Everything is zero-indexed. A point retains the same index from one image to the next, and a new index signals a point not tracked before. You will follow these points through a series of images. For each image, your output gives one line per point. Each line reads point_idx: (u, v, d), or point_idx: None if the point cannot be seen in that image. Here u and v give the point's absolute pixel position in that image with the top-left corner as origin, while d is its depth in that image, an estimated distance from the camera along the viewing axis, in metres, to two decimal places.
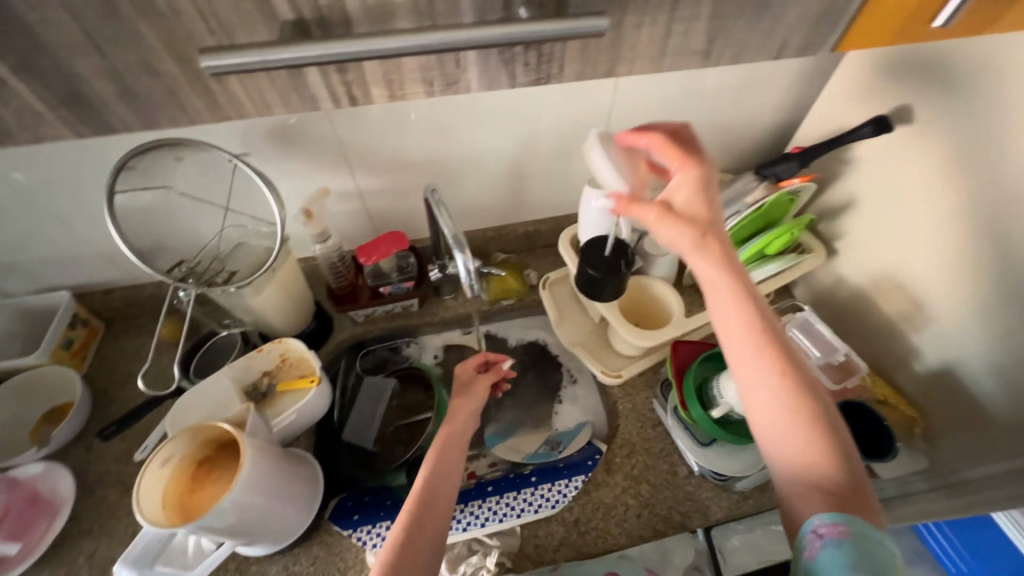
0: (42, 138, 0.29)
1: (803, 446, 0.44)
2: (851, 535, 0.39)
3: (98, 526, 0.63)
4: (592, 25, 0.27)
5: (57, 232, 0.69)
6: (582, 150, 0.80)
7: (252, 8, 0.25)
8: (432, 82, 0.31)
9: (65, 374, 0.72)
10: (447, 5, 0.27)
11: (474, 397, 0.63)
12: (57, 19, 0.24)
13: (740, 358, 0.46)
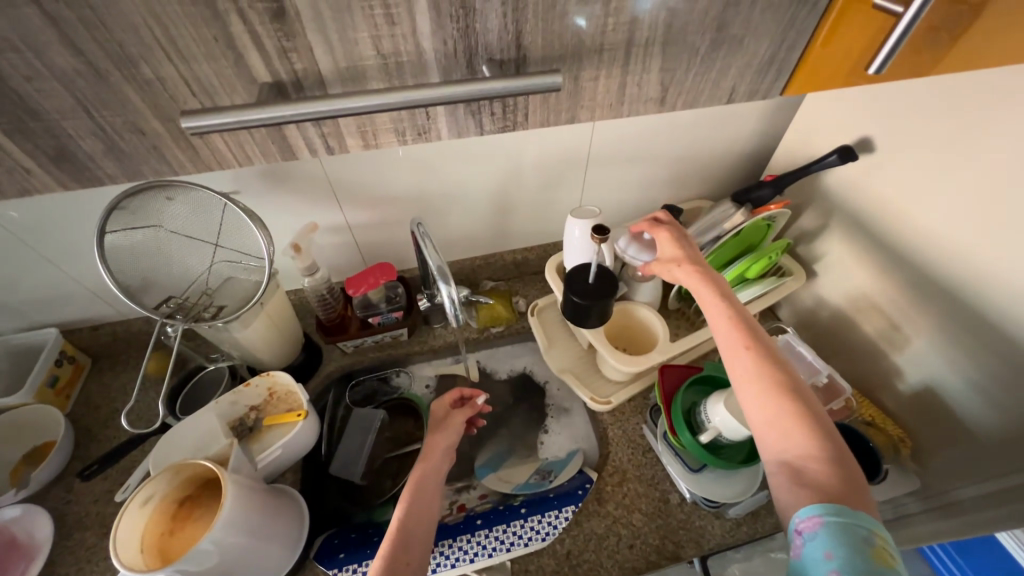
0: (32, 190, 0.30)
1: (791, 436, 0.45)
2: (828, 524, 0.39)
3: (76, 572, 0.61)
4: (548, 81, 0.30)
5: (47, 271, 0.70)
6: (565, 181, 0.83)
7: (232, 72, 0.28)
8: (404, 132, 0.33)
9: (49, 413, 0.71)
10: (415, 66, 0.29)
11: (450, 430, 0.64)
12: (49, 87, 0.26)
13: (731, 355, 0.50)
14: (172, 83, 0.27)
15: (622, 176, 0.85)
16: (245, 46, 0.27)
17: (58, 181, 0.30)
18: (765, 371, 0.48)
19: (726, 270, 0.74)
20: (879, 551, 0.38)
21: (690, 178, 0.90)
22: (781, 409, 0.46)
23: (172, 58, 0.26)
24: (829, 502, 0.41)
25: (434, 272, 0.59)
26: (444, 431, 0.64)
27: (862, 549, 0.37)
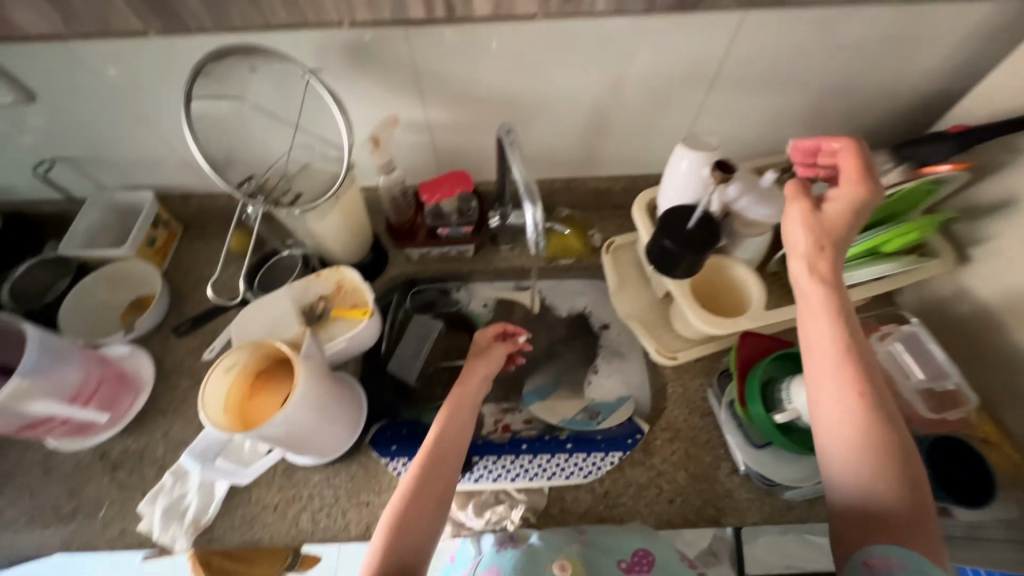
0: None
1: (875, 475, 0.43)
2: (903, 566, 0.40)
3: (172, 409, 0.70)
4: None
5: (142, 132, 0.71)
6: (678, 102, 0.70)
7: None
8: None
9: (147, 269, 0.78)
10: None
11: (490, 360, 0.63)
12: None
13: (829, 383, 0.46)
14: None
15: (749, 104, 0.70)
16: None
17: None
18: (864, 407, 0.44)
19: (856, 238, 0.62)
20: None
21: (834, 117, 0.73)
22: (872, 446, 0.44)
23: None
24: (898, 544, 0.41)
25: (521, 190, 0.53)
26: (483, 361, 0.63)
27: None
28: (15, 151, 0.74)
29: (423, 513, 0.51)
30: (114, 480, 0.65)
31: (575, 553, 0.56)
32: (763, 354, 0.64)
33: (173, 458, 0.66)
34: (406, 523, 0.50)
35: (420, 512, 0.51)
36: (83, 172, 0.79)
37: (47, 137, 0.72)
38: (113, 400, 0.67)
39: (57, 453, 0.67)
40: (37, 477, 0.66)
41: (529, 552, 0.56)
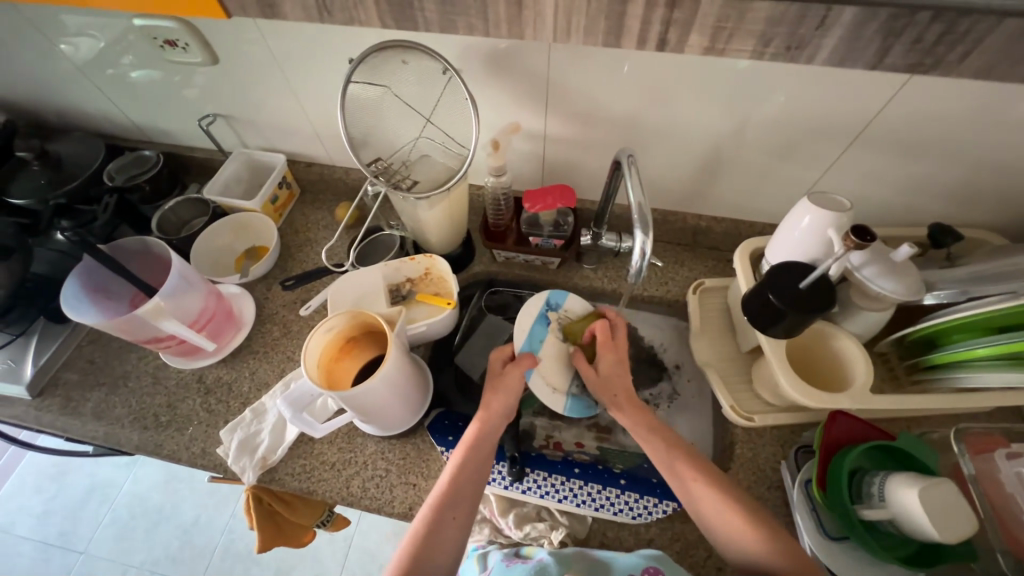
0: None
1: (727, 518, 0.51)
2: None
3: (261, 351, 0.77)
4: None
5: (291, 104, 0.79)
6: (807, 156, 0.66)
7: None
8: (768, 43, 0.33)
9: (266, 224, 0.86)
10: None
11: (508, 391, 0.62)
12: None
13: (677, 471, 0.55)
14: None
15: (889, 169, 0.65)
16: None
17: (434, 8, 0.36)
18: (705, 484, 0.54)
19: (1004, 336, 0.53)
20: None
21: (988, 198, 0.65)
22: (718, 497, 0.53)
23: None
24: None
25: (635, 215, 0.52)
26: (503, 394, 0.62)
27: None
28: (189, 105, 0.87)
29: (439, 552, 0.51)
30: (204, 403, 0.73)
31: (580, 570, 0.55)
32: (855, 439, 0.58)
33: (255, 396, 0.73)
34: (435, 524, 0.52)
35: (437, 551, 0.51)
36: (235, 130, 0.90)
37: (215, 97, 0.83)
38: (218, 333, 0.75)
39: (165, 367, 0.76)
40: (145, 384, 0.75)
41: (539, 566, 0.56)
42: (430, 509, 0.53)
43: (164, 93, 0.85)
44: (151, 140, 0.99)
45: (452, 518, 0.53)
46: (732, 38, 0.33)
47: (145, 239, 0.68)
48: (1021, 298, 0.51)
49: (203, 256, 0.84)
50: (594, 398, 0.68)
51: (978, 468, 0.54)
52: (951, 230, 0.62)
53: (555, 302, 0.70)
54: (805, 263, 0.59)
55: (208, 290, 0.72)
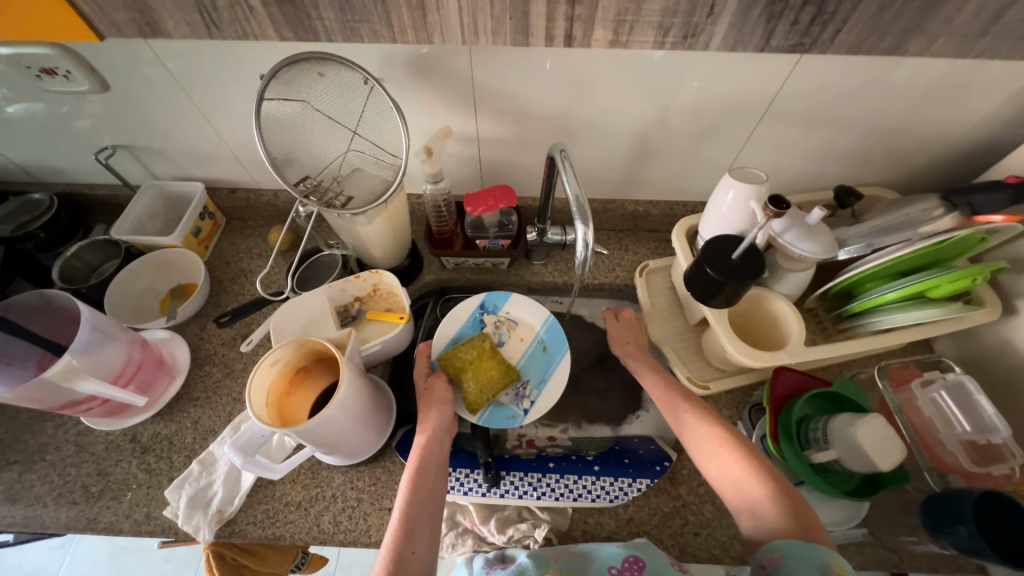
0: None
1: (741, 473, 0.53)
2: (785, 558, 0.47)
3: (204, 397, 0.71)
4: None
5: (203, 129, 0.74)
6: (725, 135, 0.71)
7: None
8: (667, 32, 0.39)
9: (190, 259, 0.79)
10: None
11: (439, 403, 0.62)
12: None
13: (678, 415, 0.59)
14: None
15: (795, 139, 0.71)
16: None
17: (333, 16, 0.38)
18: (700, 422, 0.57)
19: (905, 280, 0.61)
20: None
21: (878, 158, 0.73)
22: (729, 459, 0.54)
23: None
24: (789, 538, 0.48)
25: (573, 208, 0.53)
26: (438, 408, 0.62)
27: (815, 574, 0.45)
28: (81, 137, 0.78)
29: None
30: (142, 463, 0.66)
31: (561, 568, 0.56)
32: (798, 392, 0.63)
33: (201, 447, 0.67)
34: (398, 566, 0.48)
35: None
36: (140, 160, 0.82)
37: (111, 127, 0.75)
38: (148, 385, 0.68)
39: (89, 432, 0.68)
40: (68, 454, 0.67)
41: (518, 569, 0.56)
42: (388, 549, 0.49)
43: (48, 128, 0.76)
44: (41, 181, 0.88)
45: (415, 554, 0.49)
46: (634, 29, 0.38)
47: (44, 293, 0.61)
48: (912, 245, 0.59)
49: (121, 302, 0.76)
50: (522, 408, 0.67)
51: (901, 400, 0.61)
52: (852, 191, 0.69)
53: (490, 305, 0.73)
54: (733, 234, 0.63)
55: (130, 339, 0.66)
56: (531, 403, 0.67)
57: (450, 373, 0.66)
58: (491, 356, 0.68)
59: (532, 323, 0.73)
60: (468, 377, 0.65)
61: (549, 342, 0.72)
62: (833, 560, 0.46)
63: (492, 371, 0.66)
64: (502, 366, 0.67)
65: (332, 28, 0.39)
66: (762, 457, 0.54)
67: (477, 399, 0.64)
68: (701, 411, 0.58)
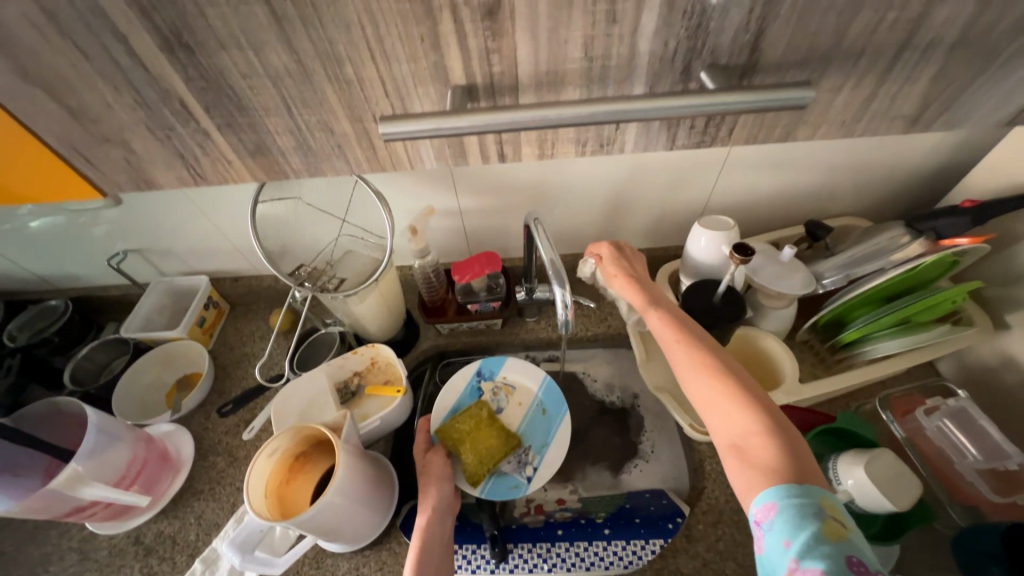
0: (225, 179, 0.34)
1: (731, 403, 0.45)
2: (779, 508, 0.37)
3: (208, 489, 0.70)
4: (798, 96, 0.29)
5: (206, 227, 0.79)
6: (693, 185, 0.75)
7: (430, 73, 0.28)
8: (585, 143, 0.33)
9: (196, 350, 0.82)
10: (620, 72, 0.28)
11: (437, 478, 0.62)
12: (260, 86, 0.28)
13: (669, 342, 0.52)
14: (349, 127, 0.31)
15: (760, 181, 0.74)
16: (449, 47, 0.27)
17: (299, 161, 0.33)
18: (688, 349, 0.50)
19: (889, 308, 0.62)
20: (829, 522, 0.36)
21: (843, 190, 0.76)
22: (723, 389, 0.46)
23: (376, 58, 0.27)
24: (787, 481, 0.39)
25: (550, 272, 0.56)
26: (437, 484, 0.61)
27: (814, 526, 0.35)
28: (95, 245, 0.84)
29: None
30: (145, 566, 0.65)
31: None
32: (803, 430, 0.62)
33: (204, 543, 0.66)
34: None
35: None
36: (150, 261, 0.87)
37: (123, 234, 0.81)
38: (152, 483, 0.68)
39: (93, 537, 0.68)
40: (72, 563, 0.66)
41: None
42: None
43: (66, 239, 0.82)
44: (57, 287, 0.94)
45: None
46: (556, 144, 0.33)
47: (53, 401, 0.63)
48: (887, 274, 0.61)
49: (127, 397, 0.78)
50: (525, 476, 0.66)
51: (907, 430, 0.60)
52: (822, 225, 0.72)
53: (487, 372, 0.74)
54: (711, 279, 0.65)
55: (135, 437, 0.67)
56: (534, 469, 0.67)
57: (448, 446, 0.66)
58: (489, 425, 0.68)
59: (530, 386, 0.73)
60: (467, 448, 0.65)
61: (548, 404, 0.72)
62: (830, 504, 0.37)
63: (491, 441, 0.66)
64: (501, 434, 0.67)
65: (300, 170, 0.34)
66: (761, 392, 0.46)
67: (476, 470, 0.64)
68: (692, 338, 0.51)
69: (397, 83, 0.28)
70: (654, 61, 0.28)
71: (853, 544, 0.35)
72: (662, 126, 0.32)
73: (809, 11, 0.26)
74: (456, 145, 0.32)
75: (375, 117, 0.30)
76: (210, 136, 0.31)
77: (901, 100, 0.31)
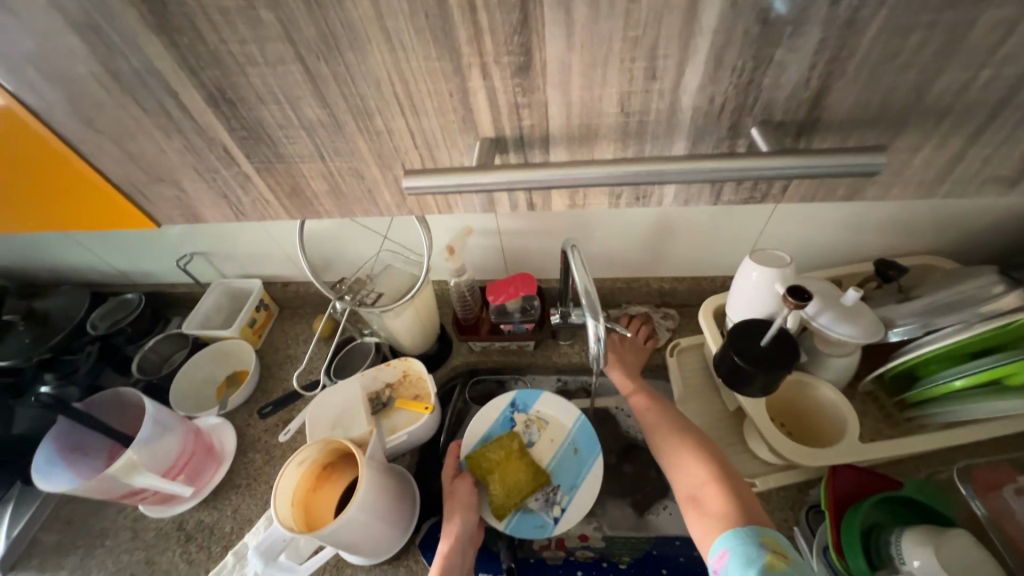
0: (266, 217, 0.36)
1: (692, 463, 0.56)
2: (728, 551, 0.45)
3: (245, 485, 0.74)
4: (867, 163, 0.25)
5: (261, 236, 0.84)
6: (745, 215, 0.70)
7: (458, 126, 0.28)
8: (621, 196, 0.32)
9: (244, 350, 0.88)
10: (662, 129, 0.27)
11: (464, 507, 0.61)
12: (296, 135, 0.30)
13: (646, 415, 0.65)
14: (379, 174, 0.32)
15: (821, 215, 0.69)
16: (480, 103, 0.27)
17: (331, 205, 0.34)
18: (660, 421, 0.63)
19: (972, 365, 0.54)
20: (771, 557, 0.43)
21: (921, 228, 0.69)
22: (685, 451, 0.57)
23: (405, 112, 0.28)
24: (731, 527, 0.47)
25: (584, 301, 0.54)
26: (462, 513, 0.61)
27: (757, 559, 0.43)
28: (167, 247, 0.92)
29: None
30: (184, 553, 0.69)
31: None
32: (861, 493, 0.55)
33: (237, 537, 0.69)
34: None
35: None
36: (213, 263, 0.95)
37: (191, 238, 0.89)
38: (196, 474, 0.73)
39: (143, 518, 0.73)
40: (123, 540, 0.72)
41: None
42: None
43: (144, 240, 0.91)
44: (134, 282, 1.04)
45: None
46: (588, 197, 0.31)
47: (117, 390, 0.70)
48: (973, 328, 0.53)
49: (183, 389, 0.84)
50: (552, 517, 0.63)
51: (991, 509, 0.52)
52: (893, 263, 0.65)
53: (522, 403, 0.72)
54: (763, 319, 0.60)
55: (185, 429, 0.72)
56: (562, 509, 0.64)
57: (477, 474, 0.66)
58: (522, 457, 0.67)
59: (564, 422, 0.71)
60: (495, 479, 0.65)
61: (581, 443, 0.69)
62: (772, 541, 0.45)
63: (521, 475, 0.65)
64: (532, 470, 0.66)
65: (332, 211, 0.35)
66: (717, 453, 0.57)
67: (503, 502, 0.64)
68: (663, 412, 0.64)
69: (425, 135, 0.29)
70: (698, 116, 0.27)
71: (794, 570, 0.42)
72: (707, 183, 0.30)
73: (883, 70, 0.24)
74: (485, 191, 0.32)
75: (404, 166, 0.31)
76: (250, 177, 0.33)
77: (994, 163, 0.28)
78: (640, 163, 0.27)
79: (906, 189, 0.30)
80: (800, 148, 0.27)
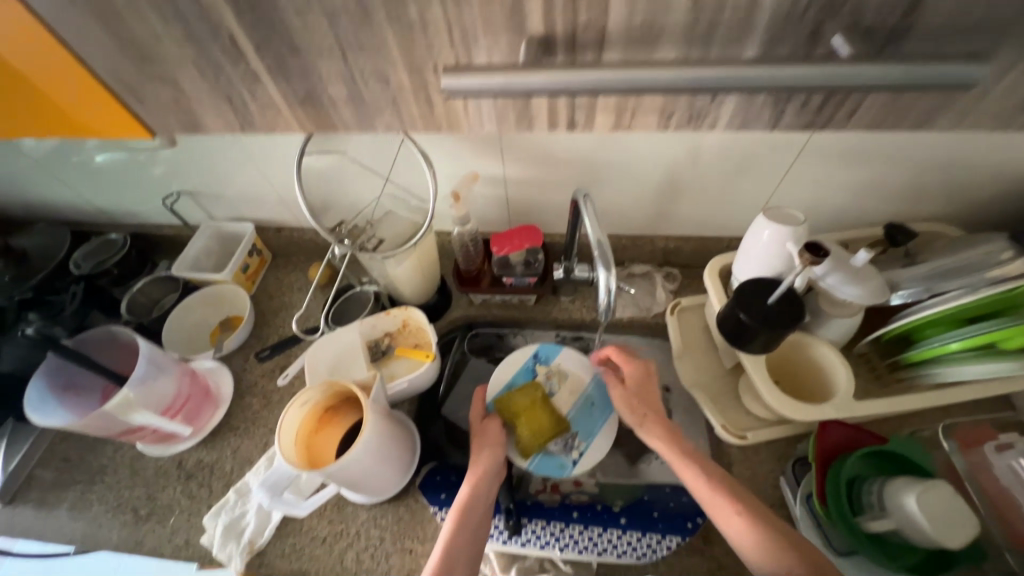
0: (276, 128, 0.34)
1: (706, 480, 0.52)
2: None
3: (244, 427, 0.74)
4: (951, 74, 0.24)
5: (254, 175, 0.80)
6: (760, 172, 0.68)
7: (502, 21, 0.26)
8: (673, 115, 0.30)
9: (238, 296, 0.85)
10: (734, 33, 0.25)
11: (493, 443, 0.62)
12: (317, 25, 0.27)
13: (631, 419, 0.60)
14: (407, 79, 0.29)
15: (836, 176, 0.67)
16: None
17: (352, 114, 0.32)
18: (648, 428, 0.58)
19: (970, 329, 0.55)
20: None
21: (935, 191, 0.68)
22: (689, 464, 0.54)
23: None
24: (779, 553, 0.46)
25: (595, 252, 0.53)
26: (491, 448, 0.62)
27: None
28: (151, 185, 0.87)
29: None
30: (185, 489, 0.70)
31: None
32: (850, 447, 0.57)
33: (238, 476, 0.70)
34: None
35: None
36: (201, 205, 0.90)
37: (178, 177, 0.84)
38: (195, 414, 0.72)
39: (142, 456, 0.74)
40: (122, 477, 0.72)
41: None
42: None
43: (127, 177, 0.86)
44: (117, 223, 0.99)
45: None
46: (637, 114, 0.30)
47: (110, 328, 0.68)
48: (978, 292, 0.53)
49: (175, 333, 0.83)
50: (571, 459, 0.65)
51: (970, 463, 0.55)
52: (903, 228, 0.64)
53: (544, 355, 0.73)
54: (771, 279, 0.60)
55: (181, 370, 0.71)
56: (580, 454, 0.66)
57: (505, 417, 0.67)
58: (546, 405, 0.68)
59: (584, 375, 0.72)
60: (523, 423, 0.65)
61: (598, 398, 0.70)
62: None
63: (547, 420, 0.66)
64: (556, 416, 0.67)
65: (350, 123, 0.33)
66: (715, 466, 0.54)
67: (529, 444, 0.64)
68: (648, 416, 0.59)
69: (465, 28, 0.26)
70: (778, 17, 0.24)
71: None
72: (768, 103, 0.28)
73: None
74: (524, 105, 0.30)
75: (437, 66, 0.28)
76: (260, 79, 0.30)
77: None
78: (710, 69, 0.26)
79: (978, 117, 0.28)
80: (883, 57, 0.25)
